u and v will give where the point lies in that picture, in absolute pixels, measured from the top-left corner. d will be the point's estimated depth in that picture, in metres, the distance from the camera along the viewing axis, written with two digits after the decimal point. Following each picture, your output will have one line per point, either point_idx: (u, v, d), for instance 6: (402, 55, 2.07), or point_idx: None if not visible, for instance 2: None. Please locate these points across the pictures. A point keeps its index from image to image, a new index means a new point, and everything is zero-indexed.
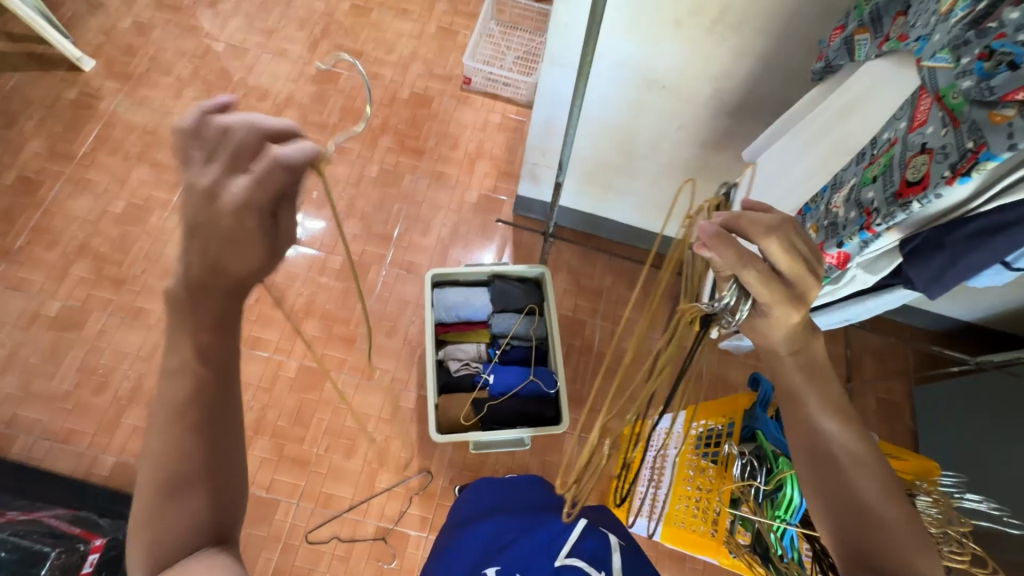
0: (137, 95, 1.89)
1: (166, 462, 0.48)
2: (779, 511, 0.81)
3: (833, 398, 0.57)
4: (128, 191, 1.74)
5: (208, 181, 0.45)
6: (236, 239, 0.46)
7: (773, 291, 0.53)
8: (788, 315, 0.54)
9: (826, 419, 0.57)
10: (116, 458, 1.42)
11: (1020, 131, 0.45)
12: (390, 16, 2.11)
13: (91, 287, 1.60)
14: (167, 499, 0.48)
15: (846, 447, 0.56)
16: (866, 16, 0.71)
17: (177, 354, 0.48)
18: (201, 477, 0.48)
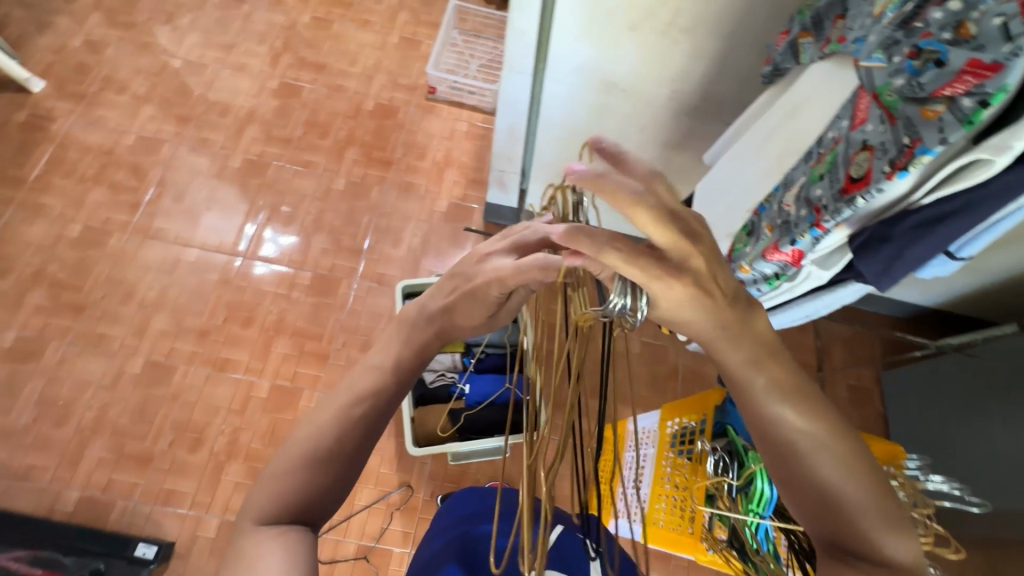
0: (92, 115, 1.83)
1: (321, 437, 0.54)
2: (752, 504, 0.80)
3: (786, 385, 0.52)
4: (85, 214, 1.68)
5: (490, 251, 0.62)
6: (475, 296, 0.61)
7: (646, 269, 0.43)
8: (671, 292, 0.44)
9: (780, 407, 0.51)
10: (81, 493, 1.36)
11: (950, 126, 0.47)
12: (352, 28, 2.10)
13: (48, 316, 1.53)
14: (310, 470, 0.53)
15: (807, 434, 0.51)
16: (808, 20, 0.73)
17: (388, 356, 0.60)
18: (343, 469, 0.54)
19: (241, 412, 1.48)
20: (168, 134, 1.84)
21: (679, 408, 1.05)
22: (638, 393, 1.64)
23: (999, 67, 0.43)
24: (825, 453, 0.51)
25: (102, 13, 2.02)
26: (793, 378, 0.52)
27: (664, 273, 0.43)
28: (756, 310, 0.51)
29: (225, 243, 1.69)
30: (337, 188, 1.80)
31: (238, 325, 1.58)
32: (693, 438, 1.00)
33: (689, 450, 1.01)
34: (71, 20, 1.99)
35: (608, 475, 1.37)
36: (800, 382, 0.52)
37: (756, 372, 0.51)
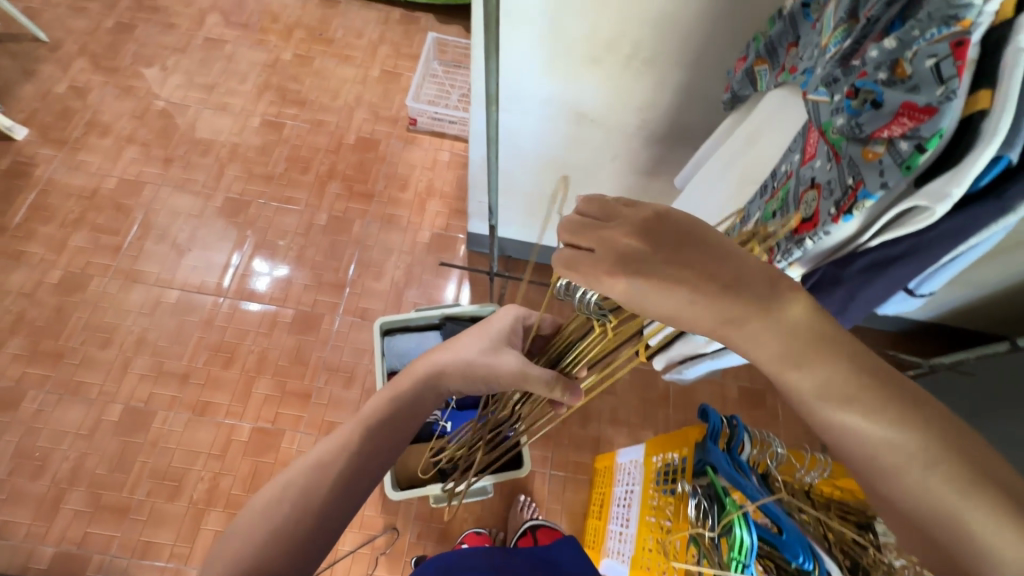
0: (75, 160, 1.84)
1: (311, 495, 0.59)
2: (734, 555, 0.75)
3: (840, 388, 0.47)
4: (65, 259, 1.67)
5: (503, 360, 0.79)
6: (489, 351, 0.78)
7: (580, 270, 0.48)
8: (612, 286, 0.47)
9: (841, 412, 0.47)
10: (56, 548, 1.32)
11: (890, 168, 0.44)
12: (333, 63, 2.12)
13: (26, 364, 1.51)
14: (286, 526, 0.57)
15: (886, 445, 0.45)
16: (763, 47, 0.73)
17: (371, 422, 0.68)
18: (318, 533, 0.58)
19: (222, 457, 1.45)
20: (150, 175, 1.84)
21: (667, 441, 1.01)
22: (630, 422, 1.60)
23: (932, 111, 0.41)
24: (916, 470, 0.45)
25: (86, 58, 2.04)
26: (859, 379, 0.47)
27: (602, 261, 0.47)
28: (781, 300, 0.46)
29: (207, 283, 1.67)
30: (319, 223, 1.80)
31: (218, 367, 1.56)
32: (674, 473, 0.95)
33: (670, 487, 0.95)
34: (56, 67, 2.01)
35: (602, 515, 1.32)
36: (873, 383, 0.47)
37: (801, 374, 0.48)
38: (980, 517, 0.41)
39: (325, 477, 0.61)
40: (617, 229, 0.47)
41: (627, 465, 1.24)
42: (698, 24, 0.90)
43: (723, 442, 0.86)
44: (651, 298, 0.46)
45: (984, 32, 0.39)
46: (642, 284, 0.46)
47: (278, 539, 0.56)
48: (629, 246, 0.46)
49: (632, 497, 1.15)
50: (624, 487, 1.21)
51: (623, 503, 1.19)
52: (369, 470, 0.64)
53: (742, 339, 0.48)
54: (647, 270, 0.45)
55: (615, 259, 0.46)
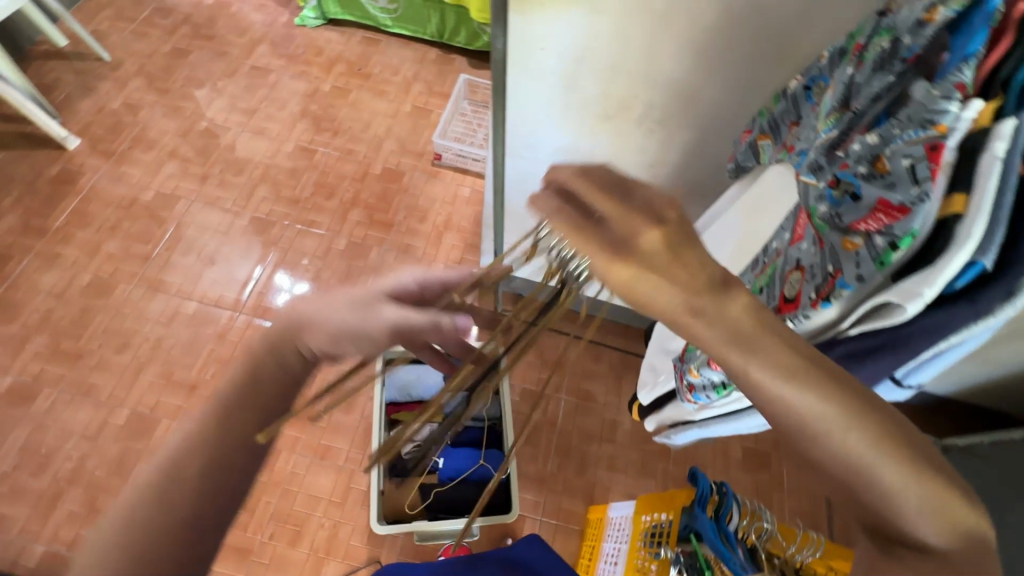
0: (118, 171, 1.96)
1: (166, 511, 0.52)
2: None
3: (783, 365, 0.44)
4: (96, 264, 1.76)
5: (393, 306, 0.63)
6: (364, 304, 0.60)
7: (583, 241, 0.43)
8: (615, 267, 0.42)
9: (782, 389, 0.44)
10: (46, 548, 1.34)
11: (865, 261, 0.47)
12: (368, 96, 2.22)
13: (45, 362, 1.58)
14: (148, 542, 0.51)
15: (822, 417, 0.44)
16: (767, 123, 0.76)
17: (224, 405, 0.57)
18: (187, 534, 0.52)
19: None
20: (185, 191, 1.94)
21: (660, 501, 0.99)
22: (627, 474, 1.56)
23: (908, 209, 0.43)
24: (843, 432, 0.44)
25: (142, 78, 2.19)
26: (796, 357, 0.44)
27: (601, 250, 0.42)
28: (732, 291, 0.43)
29: (225, 298, 1.73)
30: (338, 247, 1.85)
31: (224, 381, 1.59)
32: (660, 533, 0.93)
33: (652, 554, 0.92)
34: (113, 84, 2.16)
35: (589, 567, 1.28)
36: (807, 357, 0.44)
37: (751, 358, 0.43)
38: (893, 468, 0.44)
39: (180, 481, 0.53)
40: (639, 220, 0.41)
41: (618, 525, 1.21)
42: (708, 91, 0.94)
43: (711, 509, 0.84)
44: (646, 286, 0.41)
45: (961, 138, 0.42)
46: (643, 275, 0.41)
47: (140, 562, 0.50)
48: (649, 239, 0.41)
49: (619, 556, 1.12)
50: (612, 546, 1.18)
51: (609, 562, 1.16)
52: (239, 456, 0.56)
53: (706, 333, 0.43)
54: (649, 264, 0.41)
55: (615, 237, 0.42)
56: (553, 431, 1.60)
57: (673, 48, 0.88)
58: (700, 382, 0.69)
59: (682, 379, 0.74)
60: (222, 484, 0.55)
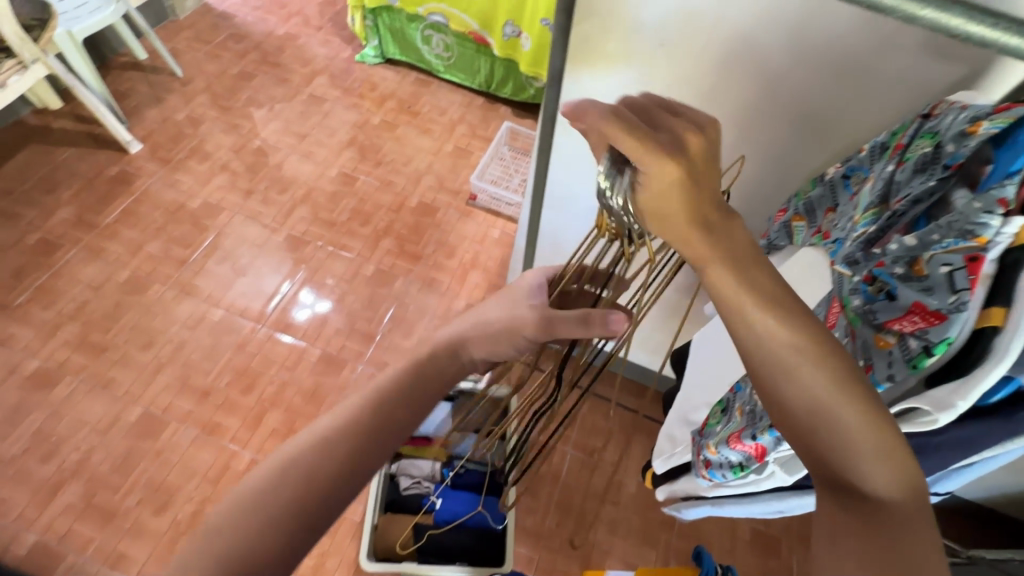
0: (172, 177, 2.06)
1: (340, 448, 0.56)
2: None
3: (765, 286, 0.48)
4: (136, 262, 1.83)
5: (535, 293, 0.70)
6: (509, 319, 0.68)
7: (635, 141, 0.44)
8: (662, 167, 0.44)
9: (759, 312, 0.47)
10: (38, 537, 1.34)
11: (897, 363, 0.49)
12: (413, 133, 2.33)
13: (71, 351, 1.63)
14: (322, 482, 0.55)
15: (790, 346, 0.47)
16: (802, 205, 0.77)
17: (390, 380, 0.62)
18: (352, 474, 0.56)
19: (215, 482, 1.46)
20: (230, 203, 2.02)
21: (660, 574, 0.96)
22: (626, 541, 1.50)
23: (946, 316, 0.44)
24: (811, 366, 0.47)
25: (208, 95, 2.35)
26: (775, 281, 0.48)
27: (663, 142, 0.45)
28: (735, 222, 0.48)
29: (250, 309, 1.77)
30: (365, 273, 1.90)
31: (237, 391, 1.61)
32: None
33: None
34: (181, 98, 2.31)
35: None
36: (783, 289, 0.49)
37: (742, 281, 0.47)
38: (849, 412, 0.46)
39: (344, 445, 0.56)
40: (682, 124, 0.46)
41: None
42: (746, 167, 0.96)
43: None
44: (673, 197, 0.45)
45: (1002, 250, 0.43)
46: (681, 175, 0.45)
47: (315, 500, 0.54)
48: (691, 140, 0.46)
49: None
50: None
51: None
52: (410, 411, 0.61)
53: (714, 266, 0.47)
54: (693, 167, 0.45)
55: (670, 143, 0.45)
56: (556, 485, 1.56)
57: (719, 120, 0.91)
58: (717, 460, 0.67)
59: (698, 452, 0.73)
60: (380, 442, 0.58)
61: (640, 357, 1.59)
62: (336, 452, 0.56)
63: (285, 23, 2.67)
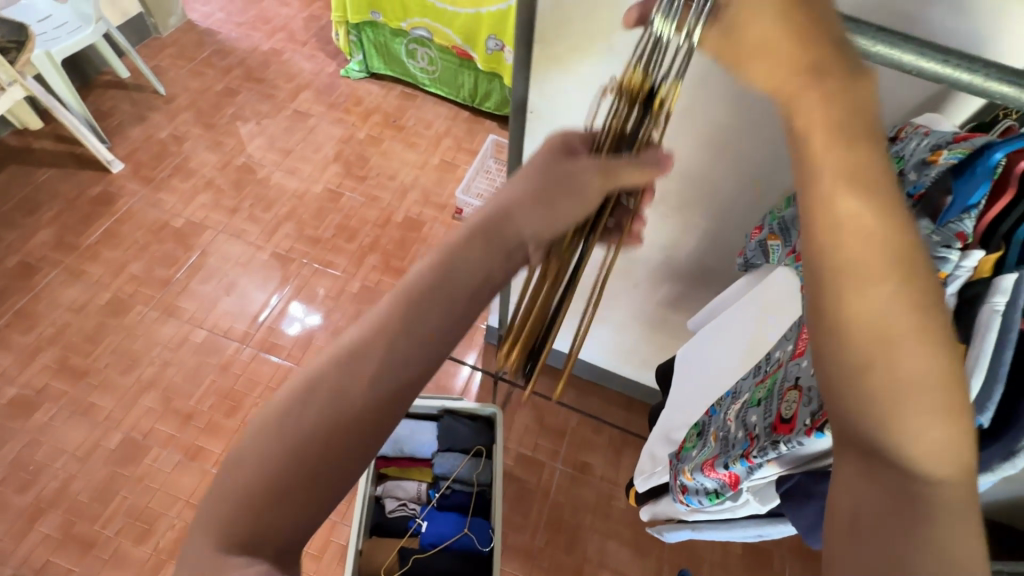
0: (155, 196, 2.05)
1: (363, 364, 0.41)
2: None
3: (868, 171, 0.41)
4: (117, 284, 1.81)
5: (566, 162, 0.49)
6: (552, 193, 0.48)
7: None
8: None
9: (851, 196, 0.41)
10: (16, 570, 1.32)
11: None
12: (399, 147, 2.32)
13: (51, 376, 1.60)
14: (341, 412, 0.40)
15: (865, 248, 0.41)
16: (777, 224, 0.77)
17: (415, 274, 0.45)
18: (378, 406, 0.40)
19: (198, 507, 1.44)
20: (213, 222, 2.01)
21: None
22: (617, 558, 1.49)
23: None
24: (879, 281, 0.41)
25: (191, 112, 2.33)
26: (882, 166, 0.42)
27: None
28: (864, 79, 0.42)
29: (235, 329, 1.76)
30: (351, 289, 1.88)
31: (221, 414, 1.59)
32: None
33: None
34: (164, 116, 2.30)
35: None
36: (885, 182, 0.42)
37: (845, 145, 0.41)
38: (907, 356, 0.40)
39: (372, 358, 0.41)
40: None
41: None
42: (721, 186, 0.96)
43: None
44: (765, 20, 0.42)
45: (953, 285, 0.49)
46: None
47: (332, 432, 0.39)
48: None
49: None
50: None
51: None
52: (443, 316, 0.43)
53: (808, 102, 0.42)
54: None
55: None
56: (546, 501, 1.55)
57: (689, 145, 0.92)
58: (692, 486, 0.66)
59: (675, 477, 0.70)
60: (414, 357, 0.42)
61: (627, 370, 1.58)
62: (365, 366, 0.40)
63: (269, 39, 2.67)
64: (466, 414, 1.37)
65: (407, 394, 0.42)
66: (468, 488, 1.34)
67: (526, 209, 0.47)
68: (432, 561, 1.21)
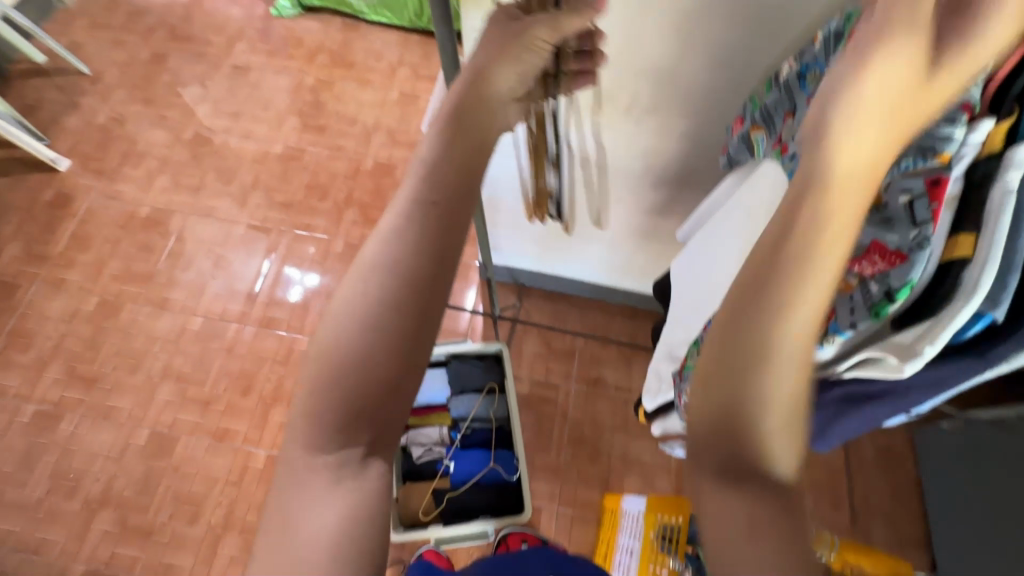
0: (112, 189, 1.94)
1: (390, 250, 0.44)
2: None
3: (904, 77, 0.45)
4: (100, 287, 1.77)
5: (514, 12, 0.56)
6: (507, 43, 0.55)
7: None
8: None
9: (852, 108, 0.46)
10: (88, 565, 1.41)
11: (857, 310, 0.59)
12: (353, 87, 2.15)
13: (64, 388, 1.61)
14: (381, 314, 0.43)
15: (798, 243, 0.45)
16: (758, 113, 0.71)
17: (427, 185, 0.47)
18: (419, 305, 0.44)
19: (238, 483, 1.50)
20: (179, 204, 1.92)
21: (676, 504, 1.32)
22: (641, 459, 1.56)
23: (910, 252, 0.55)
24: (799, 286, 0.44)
25: (124, 89, 2.15)
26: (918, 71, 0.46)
27: None
28: None
29: (230, 310, 1.74)
30: (336, 250, 1.83)
31: (237, 394, 1.62)
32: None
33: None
34: (96, 98, 2.12)
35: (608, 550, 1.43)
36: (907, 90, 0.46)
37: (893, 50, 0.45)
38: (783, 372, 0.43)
39: (406, 244, 0.44)
40: None
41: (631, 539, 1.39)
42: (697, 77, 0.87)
43: None
44: None
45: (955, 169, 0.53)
46: None
47: (374, 325, 0.43)
48: None
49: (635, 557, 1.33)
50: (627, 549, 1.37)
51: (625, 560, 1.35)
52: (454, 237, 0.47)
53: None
54: None
55: None
56: (566, 420, 1.60)
57: (656, 35, 0.81)
58: None
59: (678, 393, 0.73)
60: (446, 246, 0.46)
61: (629, 283, 1.55)
62: (423, 238, 0.45)
63: None
64: (473, 356, 1.42)
65: (435, 280, 0.45)
66: (487, 425, 1.37)
67: (496, 63, 0.55)
68: (467, 497, 1.30)
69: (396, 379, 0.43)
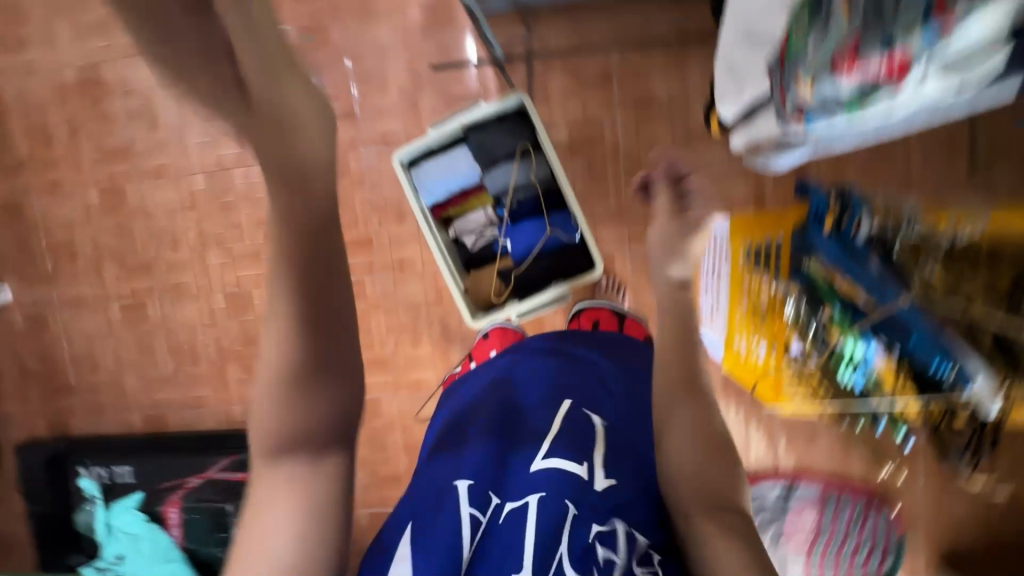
0: (20, 61, 1.60)
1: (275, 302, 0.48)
2: (843, 367, 0.87)
3: None
4: (91, 176, 1.63)
5: None
6: None
7: None
8: None
9: None
10: (244, 406, 1.64)
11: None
12: None
13: (130, 281, 1.65)
14: (285, 384, 0.51)
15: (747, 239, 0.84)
16: None
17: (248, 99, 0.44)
18: (315, 355, 0.50)
19: None
20: (98, 52, 1.57)
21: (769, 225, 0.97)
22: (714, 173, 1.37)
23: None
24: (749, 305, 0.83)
25: None
26: None
27: None
28: None
29: (225, 157, 1.56)
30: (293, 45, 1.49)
31: None
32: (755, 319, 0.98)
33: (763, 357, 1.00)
34: None
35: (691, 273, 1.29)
36: None
37: None
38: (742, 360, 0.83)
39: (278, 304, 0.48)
40: None
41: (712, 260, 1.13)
42: None
43: (827, 221, 0.83)
44: None
45: None
46: None
47: (303, 401, 0.52)
48: None
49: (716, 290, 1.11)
50: (708, 280, 1.16)
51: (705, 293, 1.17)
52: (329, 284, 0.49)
53: None
54: None
55: None
56: (620, 158, 1.40)
57: None
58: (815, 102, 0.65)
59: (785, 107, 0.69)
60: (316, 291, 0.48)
61: None
62: (284, 287, 0.48)
63: None
64: (493, 120, 1.20)
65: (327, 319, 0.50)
66: (533, 191, 1.22)
67: None
68: (534, 270, 1.23)
69: (330, 419, 0.54)
